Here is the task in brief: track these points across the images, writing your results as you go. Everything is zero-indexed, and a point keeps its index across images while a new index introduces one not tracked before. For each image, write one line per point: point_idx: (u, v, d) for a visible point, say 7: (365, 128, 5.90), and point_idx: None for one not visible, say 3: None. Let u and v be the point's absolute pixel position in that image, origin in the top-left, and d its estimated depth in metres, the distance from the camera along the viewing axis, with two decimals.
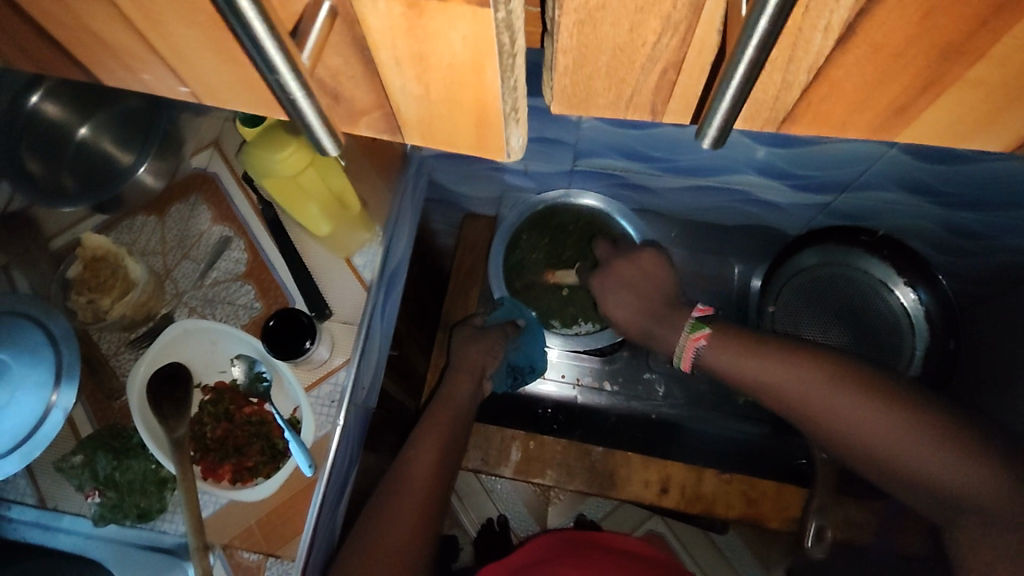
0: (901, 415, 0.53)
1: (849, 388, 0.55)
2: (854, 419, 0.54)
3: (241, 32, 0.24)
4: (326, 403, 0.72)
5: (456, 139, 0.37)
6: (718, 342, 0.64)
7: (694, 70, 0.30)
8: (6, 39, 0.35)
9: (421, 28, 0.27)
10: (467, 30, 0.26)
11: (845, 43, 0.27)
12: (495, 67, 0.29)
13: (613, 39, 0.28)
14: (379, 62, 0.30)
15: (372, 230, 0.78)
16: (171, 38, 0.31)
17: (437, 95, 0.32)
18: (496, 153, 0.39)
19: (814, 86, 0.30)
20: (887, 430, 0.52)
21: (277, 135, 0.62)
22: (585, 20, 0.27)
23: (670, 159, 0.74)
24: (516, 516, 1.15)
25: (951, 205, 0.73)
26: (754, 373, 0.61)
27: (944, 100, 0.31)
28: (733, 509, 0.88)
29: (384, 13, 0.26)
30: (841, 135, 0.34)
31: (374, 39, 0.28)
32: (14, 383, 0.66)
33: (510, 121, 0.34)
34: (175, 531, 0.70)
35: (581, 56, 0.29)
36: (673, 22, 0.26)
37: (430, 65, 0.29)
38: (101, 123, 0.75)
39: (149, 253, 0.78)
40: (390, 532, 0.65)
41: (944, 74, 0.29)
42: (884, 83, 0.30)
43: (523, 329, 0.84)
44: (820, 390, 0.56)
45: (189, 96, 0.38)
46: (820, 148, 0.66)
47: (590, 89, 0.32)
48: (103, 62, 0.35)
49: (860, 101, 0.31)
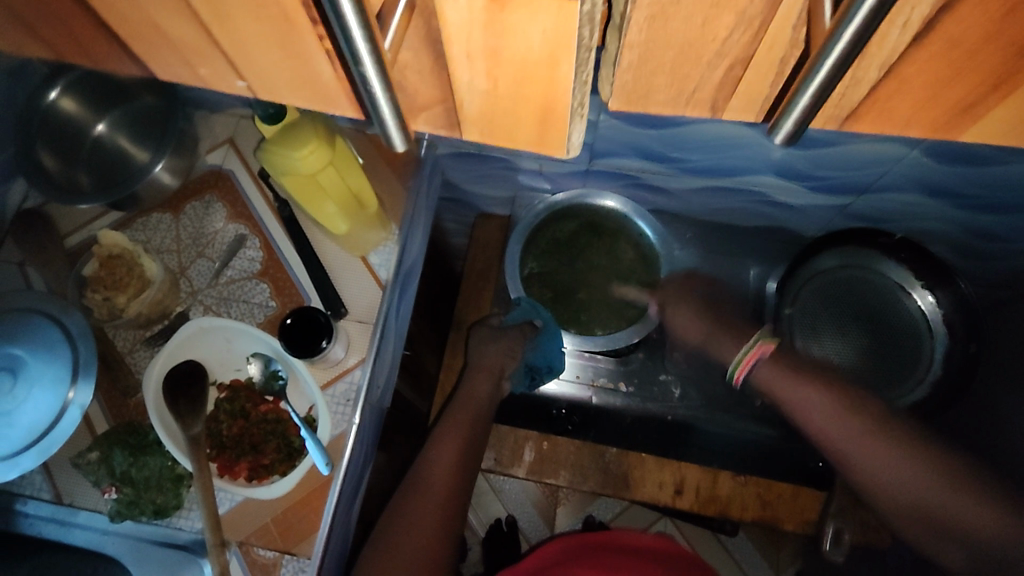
0: (895, 443, 0.56)
1: (872, 428, 0.58)
2: (857, 446, 0.58)
3: (332, 16, 0.25)
4: (341, 401, 0.71)
5: (518, 134, 0.37)
6: (782, 361, 0.64)
7: (761, 65, 0.30)
8: (57, 30, 0.35)
9: (500, 21, 0.27)
10: (549, 24, 0.26)
11: (921, 40, 0.27)
12: (570, 62, 0.29)
13: (682, 34, 0.28)
14: (451, 56, 0.30)
15: (387, 229, 0.77)
16: (234, 31, 0.31)
17: (504, 90, 0.32)
18: (554, 150, 0.38)
19: (882, 85, 0.30)
20: (908, 473, 0.55)
21: (301, 134, 0.62)
22: (657, 16, 0.26)
23: (688, 158, 0.73)
24: (526, 517, 1.14)
25: (973, 209, 0.73)
26: (791, 398, 0.62)
27: (1009, 100, 0.30)
28: (749, 513, 0.88)
29: (464, 7, 0.26)
30: (899, 134, 0.34)
31: (449, 33, 0.28)
32: (32, 379, 0.66)
33: (575, 118, 0.34)
34: (191, 527, 0.69)
35: (647, 50, 0.29)
36: (747, 17, 0.26)
37: (503, 59, 0.30)
38: (118, 120, 0.74)
39: (164, 251, 0.78)
40: (410, 531, 0.66)
41: (1015, 75, 0.28)
42: (952, 81, 0.30)
43: (541, 330, 0.83)
44: (832, 417, 0.59)
45: (244, 90, 0.38)
46: (838, 151, 0.65)
47: (651, 85, 0.32)
48: (157, 53, 0.35)
49: (924, 98, 0.31)
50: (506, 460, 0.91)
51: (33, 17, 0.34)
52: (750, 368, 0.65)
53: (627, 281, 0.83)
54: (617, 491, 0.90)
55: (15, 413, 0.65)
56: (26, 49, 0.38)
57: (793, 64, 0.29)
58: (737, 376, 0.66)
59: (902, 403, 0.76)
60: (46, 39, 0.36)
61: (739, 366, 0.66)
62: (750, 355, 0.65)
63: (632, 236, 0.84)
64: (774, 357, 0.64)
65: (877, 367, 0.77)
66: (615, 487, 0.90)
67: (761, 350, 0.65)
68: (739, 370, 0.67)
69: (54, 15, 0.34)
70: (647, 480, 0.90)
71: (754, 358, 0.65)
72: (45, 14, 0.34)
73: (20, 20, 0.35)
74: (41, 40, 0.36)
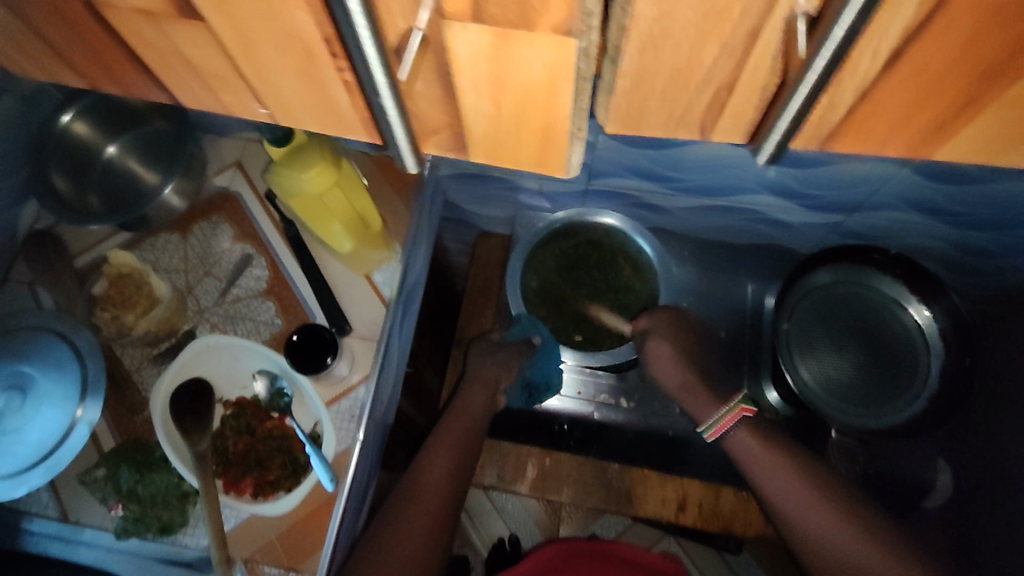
0: (797, 473, 0.66)
1: (764, 440, 0.70)
2: (772, 477, 0.67)
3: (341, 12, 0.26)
4: (346, 417, 0.72)
5: (521, 156, 0.39)
6: (756, 427, 0.72)
7: (747, 90, 0.31)
8: (90, 58, 0.37)
9: (506, 54, 0.29)
10: (549, 55, 0.28)
11: (891, 66, 0.28)
12: (569, 89, 0.30)
13: (671, 63, 0.29)
14: (460, 87, 0.32)
15: (391, 248, 0.79)
16: (256, 61, 0.33)
17: (508, 116, 0.34)
18: (557, 171, 0.40)
19: (858, 106, 0.32)
20: (774, 472, 0.68)
21: (305, 156, 0.64)
22: (647, 46, 0.28)
23: (684, 178, 0.75)
24: (527, 535, 1.13)
25: (965, 225, 0.75)
26: (768, 485, 0.67)
27: (978, 120, 0.32)
28: (752, 528, 0.89)
29: (473, 42, 0.28)
30: (878, 153, 0.35)
31: (458, 66, 0.30)
32: (41, 397, 0.67)
33: (574, 139, 0.36)
34: (197, 545, 0.69)
35: (639, 77, 0.31)
36: (731, 47, 0.28)
37: (508, 87, 0.31)
38: (128, 143, 0.77)
39: (171, 271, 0.79)
40: (404, 540, 0.65)
41: (983, 95, 0.30)
42: (926, 102, 0.31)
43: (538, 347, 0.85)
44: (752, 440, 0.71)
45: (266, 117, 0.40)
46: (830, 169, 0.67)
47: (644, 109, 0.34)
48: (182, 80, 0.37)
49: (901, 119, 0.33)
50: (508, 476, 0.92)
51: (67, 47, 0.36)
52: (727, 427, 0.72)
53: (628, 296, 0.86)
54: (619, 507, 0.91)
55: (24, 430, 0.66)
56: (57, 74, 0.40)
57: (777, 89, 0.31)
58: (712, 433, 0.73)
59: (899, 419, 0.77)
60: (79, 67, 0.38)
61: (716, 427, 0.73)
62: (730, 417, 0.73)
63: (631, 253, 0.86)
64: (751, 424, 0.72)
65: (875, 384, 0.78)
66: (617, 503, 0.91)
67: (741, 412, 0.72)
68: (715, 430, 0.74)
69: (87, 44, 0.36)
70: (649, 496, 0.91)
71: (732, 420, 0.73)
72: (77, 43, 0.36)
73: (56, 50, 0.37)
74: (73, 67, 0.39)
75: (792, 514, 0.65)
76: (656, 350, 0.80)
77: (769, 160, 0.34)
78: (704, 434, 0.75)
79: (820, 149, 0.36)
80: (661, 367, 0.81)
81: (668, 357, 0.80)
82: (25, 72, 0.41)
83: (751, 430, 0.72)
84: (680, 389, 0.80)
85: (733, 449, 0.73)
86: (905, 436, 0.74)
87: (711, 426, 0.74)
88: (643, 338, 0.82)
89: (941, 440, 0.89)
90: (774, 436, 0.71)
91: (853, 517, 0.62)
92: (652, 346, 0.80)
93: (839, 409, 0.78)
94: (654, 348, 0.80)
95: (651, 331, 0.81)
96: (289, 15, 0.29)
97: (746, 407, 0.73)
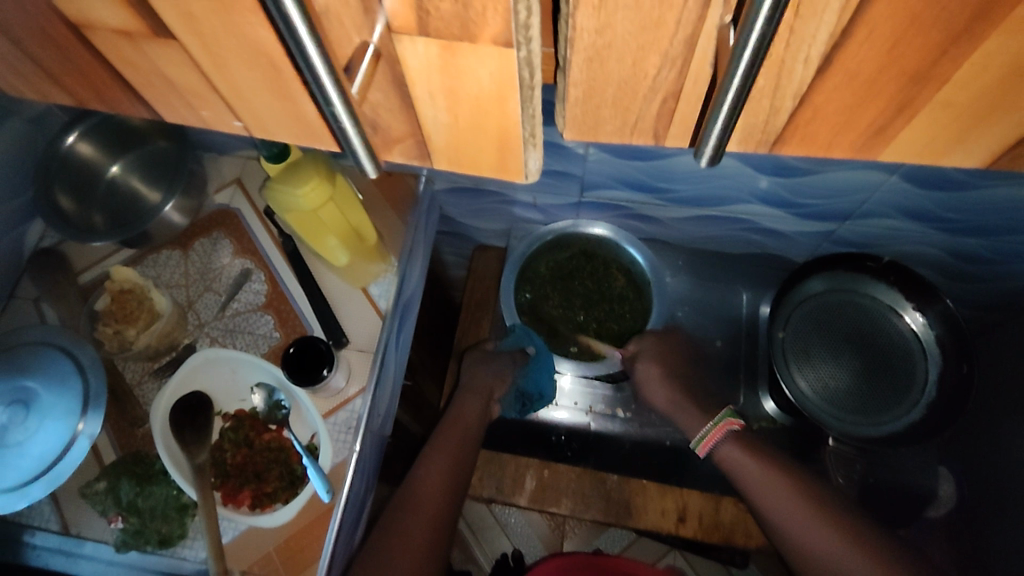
0: (790, 487, 0.67)
1: (757, 456, 0.70)
2: (765, 490, 0.68)
3: (290, 39, 0.27)
4: (343, 429, 0.73)
5: (482, 163, 0.40)
6: (745, 440, 0.72)
7: (692, 99, 0.32)
8: (77, 78, 0.39)
9: (454, 65, 0.30)
10: (494, 66, 0.30)
11: (823, 73, 0.30)
12: (516, 98, 0.32)
13: (618, 72, 0.31)
14: (416, 97, 0.34)
15: (387, 261, 0.80)
16: (231, 79, 0.35)
17: (465, 124, 0.36)
18: (515, 175, 0.41)
19: (800, 113, 0.33)
20: (767, 485, 0.68)
21: (301, 171, 0.66)
22: (593, 57, 0.30)
23: (676, 189, 0.76)
24: (530, 550, 1.12)
25: (956, 231, 0.75)
26: (765, 504, 0.67)
27: (916, 122, 0.33)
28: (752, 540, 0.88)
29: (422, 53, 0.30)
30: (827, 155, 0.37)
31: (412, 77, 0.32)
32: (43, 411, 0.68)
33: (529, 146, 0.37)
34: (195, 557, 0.69)
35: (590, 87, 0.32)
36: (670, 57, 0.29)
37: (460, 97, 0.33)
38: (131, 162, 0.79)
39: (172, 286, 0.80)
40: (401, 549, 0.66)
41: (915, 98, 0.31)
42: (863, 107, 0.32)
43: (532, 357, 0.86)
44: (746, 456, 0.70)
45: (242, 129, 0.41)
46: (818, 177, 0.69)
47: (598, 117, 0.35)
48: (166, 98, 0.39)
49: (842, 123, 0.34)
50: (507, 489, 0.92)
51: (56, 69, 0.38)
52: (715, 442, 0.73)
53: (624, 306, 0.87)
54: (619, 518, 0.91)
55: (27, 443, 0.67)
56: (50, 95, 0.42)
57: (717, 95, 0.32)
58: (702, 448, 0.73)
59: (898, 426, 0.77)
60: (68, 87, 0.40)
61: (704, 440, 0.73)
62: (717, 431, 0.73)
63: (625, 264, 0.86)
64: (740, 437, 0.72)
65: (871, 391, 0.78)
66: (616, 514, 0.91)
67: (727, 425, 0.73)
68: (704, 444, 0.74)
69: (74, 66, 0.37)
70: (648, 507, 0.90)
71: (720, 433, 0.73)
72: (66, 66, 0.38)
73: (47, 72, 0.39)
74: (64, 88, 0.40)
75: (784, 525, 0.65)
76: (647, 372, 0.82)
77: (712, 164, 0.35)
78: (693, 448, 0.75)
79: (773, 153, 0.37)
80: (653, 389, 0.83)
81: (657, 377, 0.82)
82: (20, 92, 0.42)
83: (742, 445, 0.71)
84: (671, 409, 0.82)
85: (725, 466, 0.72)
86: (902, 444, 0.75)
87: (700, 440, 0.74)
88: (632, 361, 0.83)
89: (941, 446, 0.88)
90: (767, 450, 0.71)
91: (851, 532, 0.63)
92: (641, 368, 0.83)
93: (836, 417, 0.78)
94: (644, 369, 0.82)
95: (639, 354, 0.82)
96: (254, 34, 0.30)
97: (732, 420, 0.73)
